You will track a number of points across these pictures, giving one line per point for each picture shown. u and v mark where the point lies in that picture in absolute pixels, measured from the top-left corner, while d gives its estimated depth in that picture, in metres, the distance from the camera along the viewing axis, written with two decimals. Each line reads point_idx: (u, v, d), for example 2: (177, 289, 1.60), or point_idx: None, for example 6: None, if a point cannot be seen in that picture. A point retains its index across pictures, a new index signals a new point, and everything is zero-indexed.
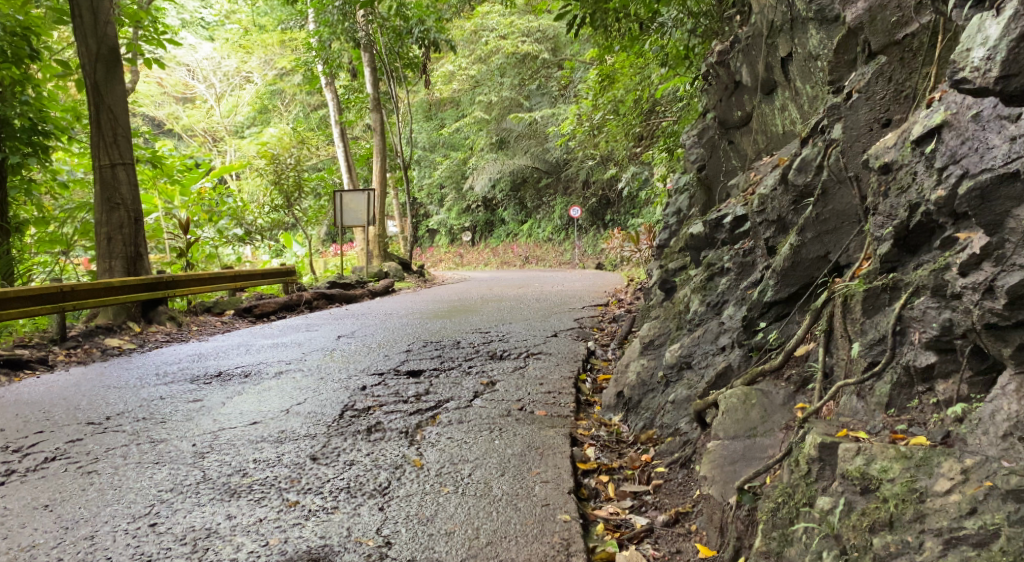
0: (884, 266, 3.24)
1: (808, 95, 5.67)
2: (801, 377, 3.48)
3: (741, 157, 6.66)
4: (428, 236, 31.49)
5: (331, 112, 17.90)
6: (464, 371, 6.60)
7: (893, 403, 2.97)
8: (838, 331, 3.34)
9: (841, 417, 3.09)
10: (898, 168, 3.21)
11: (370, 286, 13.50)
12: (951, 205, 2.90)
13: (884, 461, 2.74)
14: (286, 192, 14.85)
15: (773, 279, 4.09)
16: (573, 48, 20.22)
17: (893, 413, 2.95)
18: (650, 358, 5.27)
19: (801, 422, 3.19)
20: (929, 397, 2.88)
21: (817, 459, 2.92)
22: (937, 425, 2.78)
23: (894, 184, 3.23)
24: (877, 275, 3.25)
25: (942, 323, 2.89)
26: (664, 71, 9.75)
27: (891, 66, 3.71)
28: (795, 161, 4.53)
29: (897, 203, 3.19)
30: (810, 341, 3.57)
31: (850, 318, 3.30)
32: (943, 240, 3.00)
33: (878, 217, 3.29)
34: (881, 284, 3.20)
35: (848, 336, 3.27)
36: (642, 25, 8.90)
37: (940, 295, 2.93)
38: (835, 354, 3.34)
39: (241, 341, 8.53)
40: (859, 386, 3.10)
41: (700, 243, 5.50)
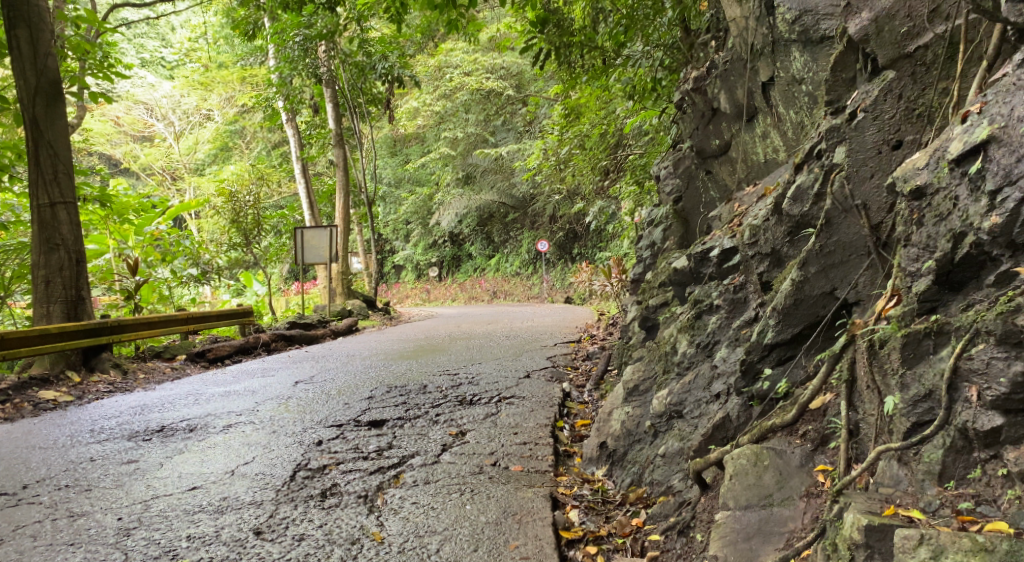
0: (921, 305, 2.98)
1: (793, 120, 5.37)
2: (818, 433, 3.25)
3: (720, 189, 6.31)
4: (394, 272, 30.70)
5: (292, 148, 17.21)
6: (431, 420, 6.06)
7: (948, 473, 2.76)
8: (863, 382, 3.13)
9: (882, 489, 2.88)
10: (934, 192, 3.01)
11: (332, 326, 12.92)
12: (1009, 233, 2.77)
13: (958, 553, 2.53)
14: (244, 230, 14.22)
15: (771, 320, 3.67)
16: (537, 85, 20.06)
17: (950, 486, 2.74)
18: (636, 406, 4.81)
19: (835, 495, 2.95)
20: (997, 467, 2.67)
21: (863, 544, 2.70)
22: (1013, 505, 2.59)
23: (930, 211, 3.01)
24: (915, 318, 2.99)
25: (1013, 378, 2.66)
26: (633, 105, 9.46)
27: (901, 82, 3.42)
28: (788, 189, 4.18)
29: (935, 237, 2.98)
30: (827, 391, 3.31)
31: (879, 367, 3.06)
32: (997, 276, 2.81)
33: (912, 248, 3.07)
34: (924, 327, 2.94)
35: (878, 390, 3.04)
36: (607, 58, 8.71)
37: (1008, 344, 2.69)
38: (860, 407, 3.13)
39: (191, 389, 7.91)
40: (900, 450, 2.88)
41: (685, 278, 5.07)
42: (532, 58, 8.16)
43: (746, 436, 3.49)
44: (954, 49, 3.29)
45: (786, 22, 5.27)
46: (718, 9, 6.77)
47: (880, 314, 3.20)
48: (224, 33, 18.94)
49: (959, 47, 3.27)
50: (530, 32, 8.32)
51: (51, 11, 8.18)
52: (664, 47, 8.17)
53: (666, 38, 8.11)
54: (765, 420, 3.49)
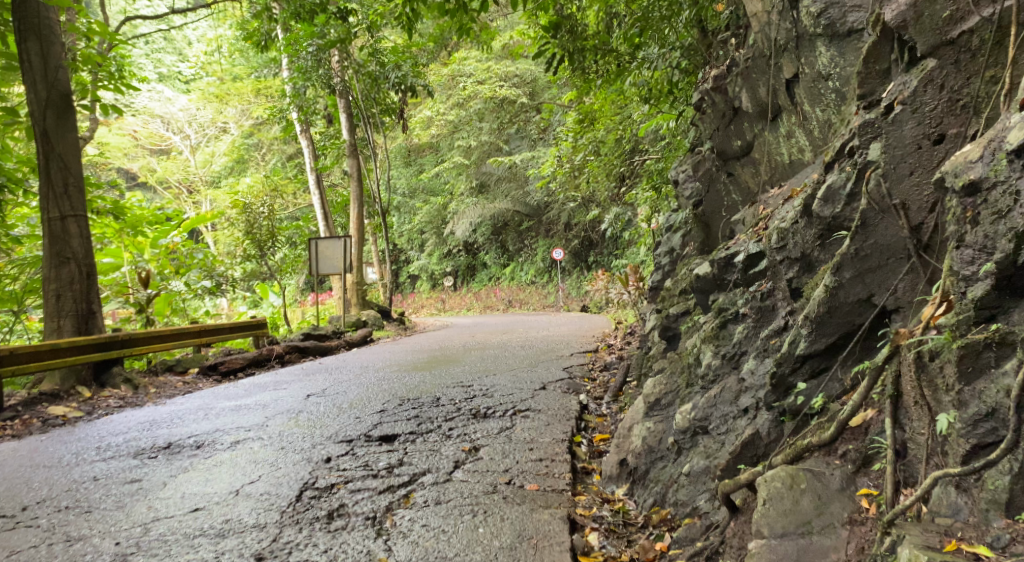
0: (979, 313, 2.79)
1: (819, 119, 5.13)
2: (860, 454, 3.05)
3: (743, 193, 6.07)
4: (409, 281, 30.50)
5: (306, 159, 17.05)
6: (444, 435, 5.84)
7: (1015, 503, 2.58)
8: (910, 398, 2.95)
9: (939, 518, 2.70)
10: (991, 186, 2.78)
11: (347, 337, 12.74)
12: None
13: None
14: (259, 242, 14.03)
15: (803, 329, 3.46)
16: (551, 92, 19.86)
17: (1018, 518, 2.56)
18: (657, 421, 4.59)
19: (886, 527, 2.78)
20: None
21: None
22: None
23: (986, 206, 2.80)
24: (972, 327, 2.80)
25: None
26: (648, 110, 9.28)
27: (943, 71, 3.18)
28: (818, 189, 3.96)
29: (993, 236, 2.77)
30: (869, 408, 3.10)
31: (928, 381, 2.87)
32: None
33: (967, 250, 2.86)
34: (984, 337, 2.76)
35: (928, 406, 2.87)
36: (622, 62, 8.50)
37: None
38: (907, 425, 2.95)
39: (201, 404, 7.72)
40: (960, 476, 2.70)
41: (707, 285, 4.83)
42: (544, 64, 7.95)
43: (780, 456, 3.29)
44: (1004, 33, 3.04)
45: (811, 15, 5.04)
46: (737, 5, 6.52)
47: (927, 322, 2.99)
48: (239, 47, 18.83)
49: (1010, 31, 3.02)
50: (542, 37, 8.13)
51: (61, 24, 8.05)
52: (680, 49, 7.90)
53: (682, 40, 7.89)
54: (799, 439, 3.28)
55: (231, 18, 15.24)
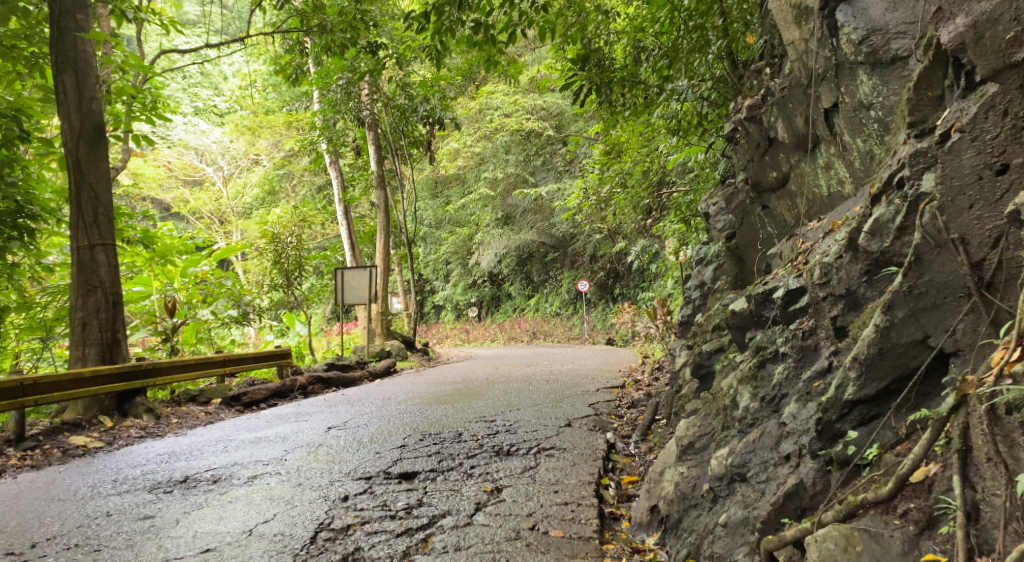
0: None
1: (861, 150, 4.92)
2: (923, 513, 2.82)
3: (779, 226, 5.86)
4: (433, 312, 30.31)
5: (334, 190, 16.99)
6: (465, 474, 5.62)
7: None
8: (982, 452, 2.75)
9: None
10: None
11: (369, 368, 12.56)
12: None
13: None
14: (286, 271, 13.83)
15: (851, 373, 3.25)
16: (578, 125, 19.80)
17: None
18: (691, 465, 4.36)
19: None
20: None
21: None
22: None
23: None
24: None
25: None
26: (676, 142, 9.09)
27: (1007, 96, 2.97)
28: (864, 222, 3.75)
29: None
30: (932, 463, 2.87)
31: (1004, 435, 2.71)
32: None
33: None
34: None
35: (1005, 463, 2.68)
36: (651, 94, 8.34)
37: None
38: (979, 484, 2.73)
39: (221, 435, 7.55)
40: None
41: (745, 321, 4.60)
42: (572, 97, 7.82)
43: (830, 513, 3.06)
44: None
45: (851, 43, 4.83)
46: (771, 34, 6.34)
47: (994, 369, 2.83)
48: (271, 81, 19.00)
49: None
50: (570, 69, 8.05)
51: (97, 56, 8.02)
52: (710, 79, 7.72)
53: (713, 71, 7.72)
54: (852, 494, 3.05)
55: (262, 50, 15.36)
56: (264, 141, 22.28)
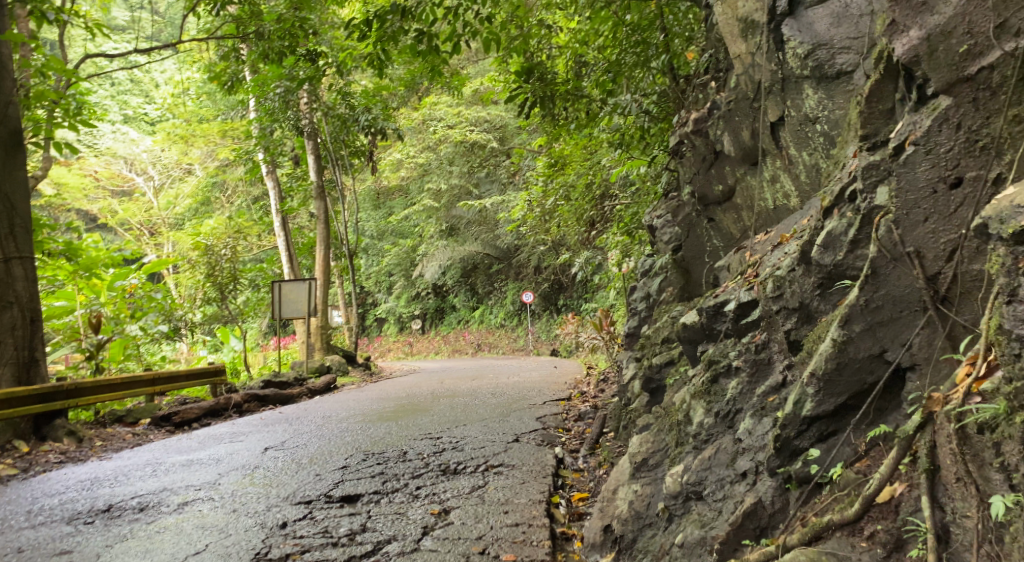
0: None
1: (807, 163, 4.93)
2: (890, 535, 2.76)
3: (725, 238, 5.85)
4: (375, 325, 29.85)
5: (272, 201, 16.58)
6: (410, 496, 5.44)
7: None
8: (950, 472, 2.69)
9: None
10: None
11: (309, 384, 12.23)
12: None
13: None
14: (219, 285, 13.38)
15: (809, 388, 3.22)
16: (522, 137, 19.79)
17: None
18: (644, 483, 4.28)
19: None
20: None
21: None
22: None
23: None
24: None
25: None
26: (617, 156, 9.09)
27: (959, 110, 2.97)
28: (816, 235, 3.73)
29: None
30: (899, 483, 2.84)
31: (973, 455, 2.65)
32: None
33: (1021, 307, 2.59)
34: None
35: (975, 484, 2.62)
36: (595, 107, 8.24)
37: None
38: (947, 505, 2.67)
39: (149, 459, 7.20)
40: None
41: (695, 335, 4.55)
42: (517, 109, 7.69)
43: (794, 535, 3.00)
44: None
45: (797, 57, 4.86)
46: (716, 48, 6.34)
47: (960, 388, 2.78)
48: (207, 90, 18.51)
49: None
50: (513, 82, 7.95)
51: (11, 60, 7.59)
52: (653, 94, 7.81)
53: (655, 85, 7.86)
54: (816, 516, 3.00)
55: (196, 56, 14.95)
56: (198, 151, 21.69)
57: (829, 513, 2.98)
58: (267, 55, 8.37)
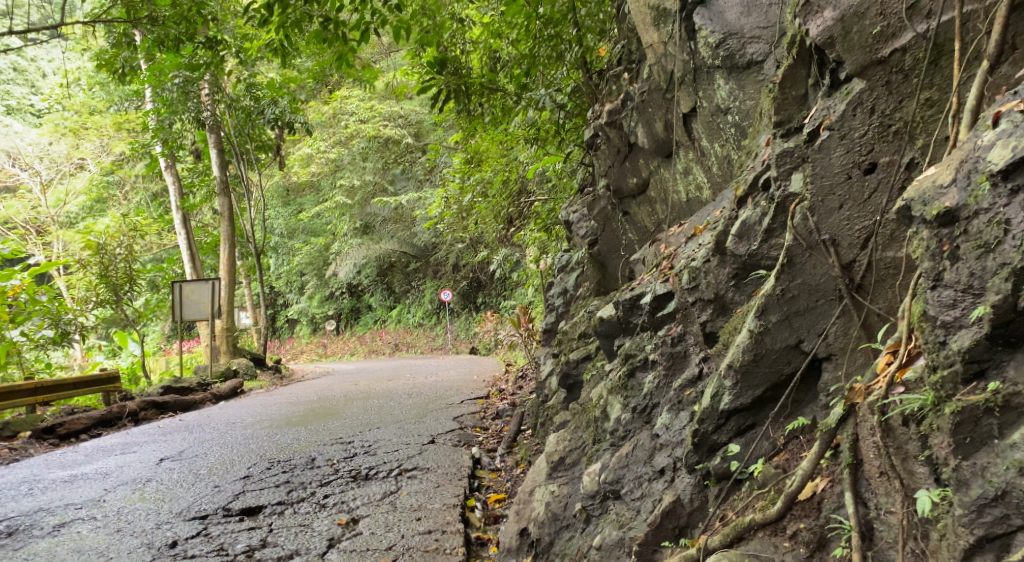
0: (966, 372, 2.48)
1: (719, 155, 4.89)
2: (813, 533, 2.72)
3: (639, 232, 5.78)
4: (287, 326, 29.01)
5: (171, 198, 15.79)
6: (316, 506, 5.20)
7: None
8: (873, 465, 2.67)
9: None
10: (970, 217, 2.50)
11: (214, 389, 11.68)
12: None
13: None
14: (114, 286, 12.63)
15: (726, 381, 3.12)
16: (437, 133, 19.55)
17: None
18: (561, 483, 4.14)
19: None
20: None
21: None
22: None
23: (967, 239, 2.50)
24: (960, 385, 2.49)
25: None
26: (531, 152, 8.96)
27: (874, 94, 2.95)
28: (731, 225, 3.66)
29: (981, 275, 2.47)
30: (821, 478, 2.81)
31: (897, 448, 2.62)
32: None
33: (947, 290, 2.54)
34: (982, 400, 2.43)
35: (900, 479, 2.59)
36: (509, 102, 8.04)
37: None
38: (871, 500, 2.66)
39: (29, 475, 6.69)
40: None
41: (612, 329, 4.44)
42: (430, 102, 7.32)
43: (715, 536, 2.93)
44: (940, 52, 2.83)
45: (709, 46, 4.80)
46: (629, 40, 6.25)
47: (879, 378, 2.75)
48: (99, 81, 17.46)
49: (948, 49, 2.81)
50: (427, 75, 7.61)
51: None
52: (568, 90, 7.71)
53: (569, 81, 7.76)
54: (739, 515, 2.93)
55: (86, 43, 14.09)
56: (91, 145, 20.45)
57: (750, 511, 2.92)
58: (162, 43, 7.75)
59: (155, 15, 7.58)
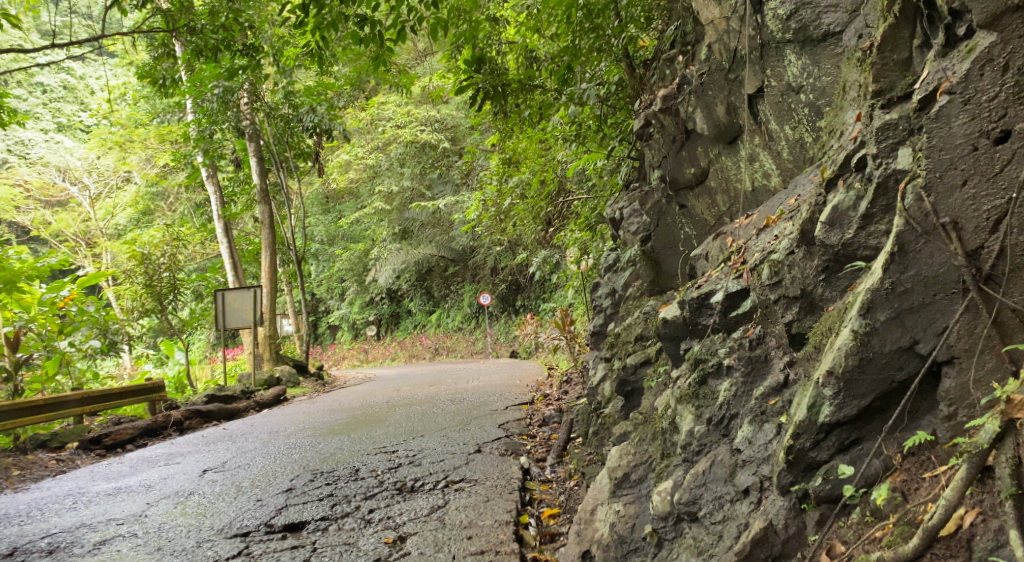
0: None
1: (790, 138, 4.48)
2: None
3: (698, 226, 5.29)
4: (328, 333, 28.88)
5: (213, 206, 15.67)
6: (362, 522, 4.87)
7: None
8: None
9: None
10: None
11: (257, 397, 11.46)
12: None
13: None
14: (158, 295, 12.39)
15: (826, 390, 2.81)
16: (474, 136, 19.32)
17: None
18: (626, 502, 3.74)
19: None
20: None
21: None
22: None
23: None
24: None
25: None
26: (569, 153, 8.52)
27: (1008, 47, 2.62)
28: (817, 212, 3.27)
29: None
30: (969, 509, 2.46)
31: None
32: None
33: None
34: None
35: None
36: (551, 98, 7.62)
37: None
38: None
39: (73, 488, 6.50)
40: None
41: (678, 331, 4.00)
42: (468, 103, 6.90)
43: None
44: None
45: (779, 19, 4.48)
46: (683, 21, 5.77)
47: None
48: (144, 93, 17.43)
49: None
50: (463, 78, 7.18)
51: None
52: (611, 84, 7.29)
53: (611, 75, 7.35)
54: (866, 554, 2.58)
55: (127, 56, 14.05)
56: (136, 157, 20.44)
57: (873, 546, 2.60)
58: (201, 52, 7.41)
59: (194, 24, 7.27)
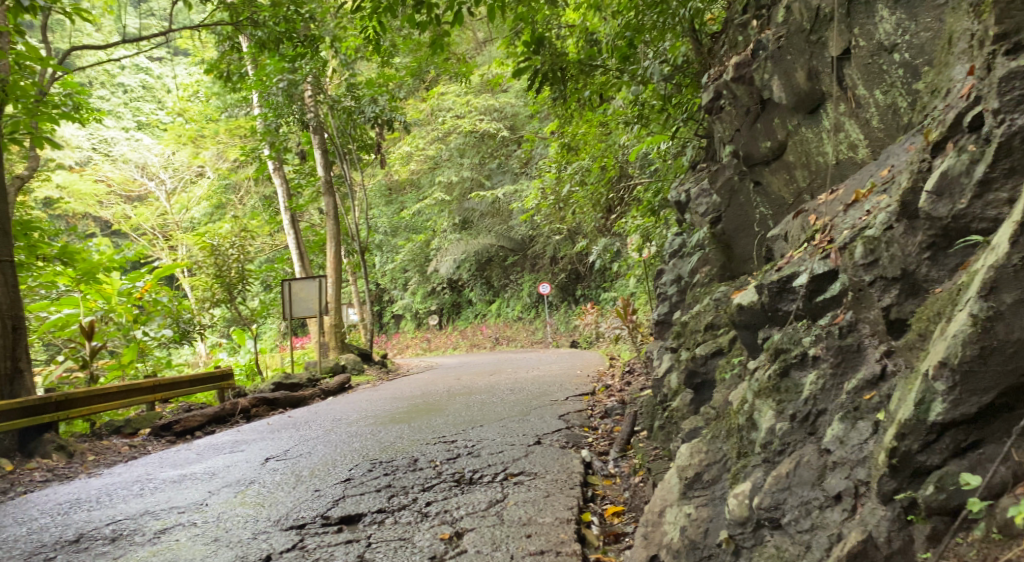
0: None
1: (881, 104, 4.05)
2: None
3: (775, 204, 4.83)
4: (392, 322, 28.99)
5: (279, 198, 15.67)
6: (418, 515, 4.63)
7: None
8: None
9: None
10: None
11: (322, 385, 11.41)
12: None
13: None
14: (228, 285, 12.39)
15: (939, 384, 2.47)
16: (533, 124, 18.98)
17: None
18: (699, 503, 3.39)
19: None
20: None
21: None
22: None
23: None
24: None
25: None
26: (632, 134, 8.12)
27: None
28: (924, 179, 2.92)
29: None
30: None
31: None
32: None
33: None
34: None
35: None
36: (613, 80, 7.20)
37: None
38: None
39: (140, 474, 6.45)
40: None
41: (756, 318, 3.57)
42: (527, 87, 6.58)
43: None
44: None
45: None
46: None
47: None
48: (213, 88, 17.55)
49: None
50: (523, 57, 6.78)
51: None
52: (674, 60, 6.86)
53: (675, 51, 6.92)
54: None
55: (195, 51, 14.12)
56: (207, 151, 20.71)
57: None
58: (266, 46, 7.18)
59: (258, 17, 7.10)
